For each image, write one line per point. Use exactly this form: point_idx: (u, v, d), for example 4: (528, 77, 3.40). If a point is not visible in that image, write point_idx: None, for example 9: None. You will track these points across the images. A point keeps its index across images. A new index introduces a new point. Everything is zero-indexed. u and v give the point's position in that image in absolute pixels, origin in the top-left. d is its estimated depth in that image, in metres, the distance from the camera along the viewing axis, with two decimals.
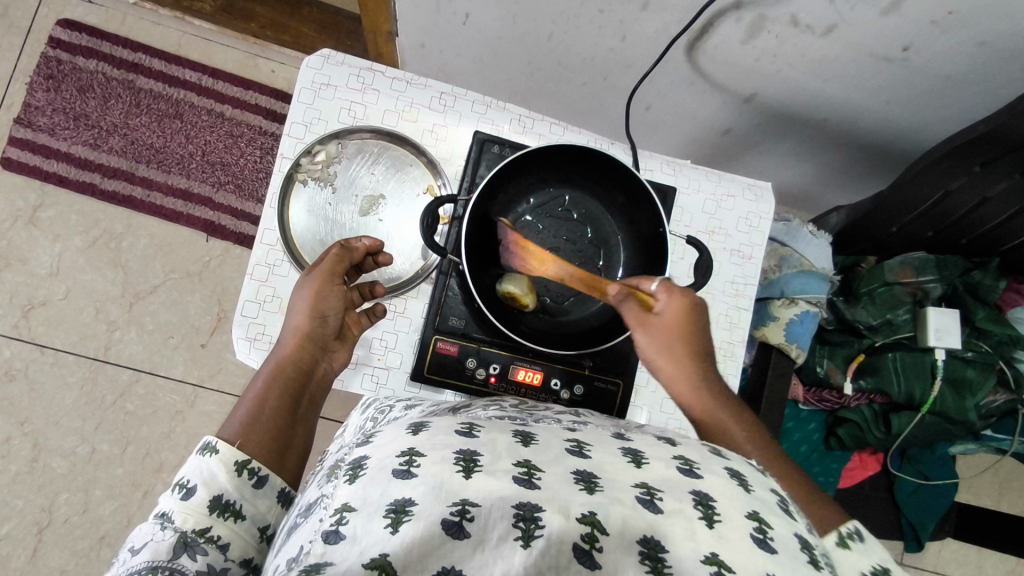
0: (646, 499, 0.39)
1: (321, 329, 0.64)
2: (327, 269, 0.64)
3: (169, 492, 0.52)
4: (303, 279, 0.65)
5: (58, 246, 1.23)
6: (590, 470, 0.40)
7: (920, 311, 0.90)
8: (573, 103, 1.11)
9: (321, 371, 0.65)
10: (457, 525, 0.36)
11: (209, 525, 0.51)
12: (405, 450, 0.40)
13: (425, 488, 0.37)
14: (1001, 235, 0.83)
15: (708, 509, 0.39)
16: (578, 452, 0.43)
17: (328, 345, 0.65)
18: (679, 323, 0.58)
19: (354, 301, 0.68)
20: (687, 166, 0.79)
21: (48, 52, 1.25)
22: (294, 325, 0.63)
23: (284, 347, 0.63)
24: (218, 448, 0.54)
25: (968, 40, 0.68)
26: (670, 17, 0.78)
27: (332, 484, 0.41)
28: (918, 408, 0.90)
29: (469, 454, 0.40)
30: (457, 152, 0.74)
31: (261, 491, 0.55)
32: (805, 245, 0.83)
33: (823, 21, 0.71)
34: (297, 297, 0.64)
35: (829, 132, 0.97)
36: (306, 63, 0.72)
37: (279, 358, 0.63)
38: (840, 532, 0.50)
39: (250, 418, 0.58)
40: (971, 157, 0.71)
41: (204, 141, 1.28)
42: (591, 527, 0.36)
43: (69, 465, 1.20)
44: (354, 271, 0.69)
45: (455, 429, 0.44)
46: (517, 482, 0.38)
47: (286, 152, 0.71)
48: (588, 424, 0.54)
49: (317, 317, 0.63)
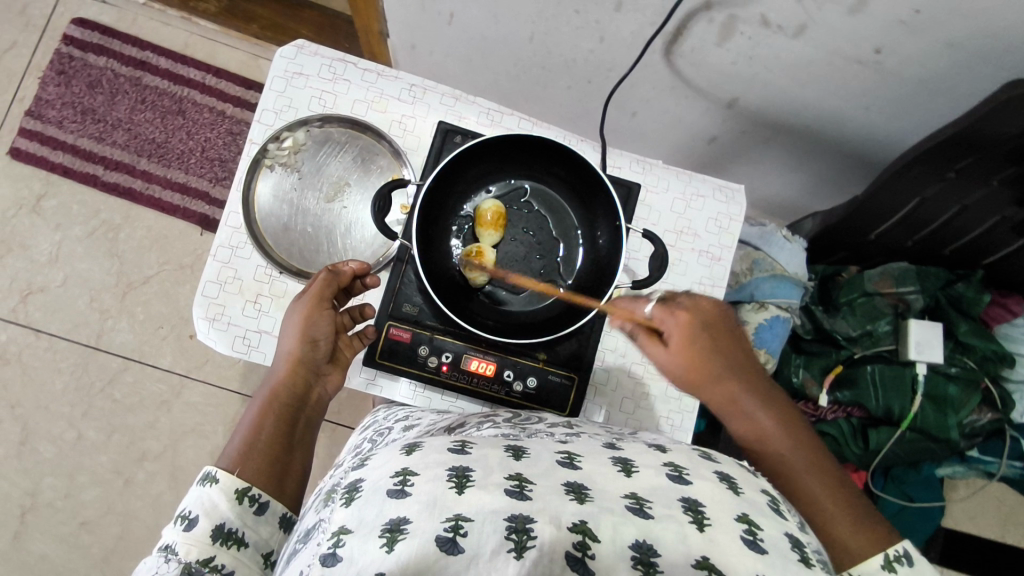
0: (636, 508, 0.40)
1: (312, 354, 0.63)
2: (316, 294, 0.63)
3: (172, 523, 0.53)
4: (294, 303, 0.64)
5: (59, 235, 1.27)
6: (580, 482, 0.41)
7: (901, 324, 0.88)
8: (561, 108, 1.11)
9: (314, 396, 0.65)
10: (451, 540, 0.36)
11: (213, 555, 0.52)
12: (399, 470, 0.41)
13: (419, 506, 0.37)
14: (985, 244, 0.81)
15: (698, 514, 0.40)
16: (568, 463, 0.44)
17: (320, 368, 0.65)
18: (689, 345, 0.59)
19: (345, 325, 0.66)
20: (657, 166, 0.79)
21: (62, 49, 1.30)
22: (285, 349, 0.63)
23: (278, 373, 0.63)
24: (218, 477, 0.55)
25: (939, 42, 0.67)
26: (643, 18, 0.78)
27: (330, 507, 0.43)
28: (897, 423, 0.87)
29: (462, 471, 0.41)
30: (423, 144, 0.75)
31: (262, 518, 0.56)
32: (778, 250, 0.83)
33: (793, 22, 0.70)
34: (288, 323, 0.64)
35: (813, 141, 0.95)
36: (279, 53, 0.74)
37: (274, 384, 0.63)
38: (886, 555, 0.51)
39: (246, 448, 0.59)
40: (943, 164, 0.69)
41: (204, 137, 1.31)
42: (582, 535, 0.37)
43: (55, 449, 1.22)
44: (345, 294, 0.68)
45: (449, 446, 0.45)
46: (508, 494, 0.38)
47: (256, 138, 0.72)
48: (581, 435, 0.54)
49: (309, 343, 0.63)
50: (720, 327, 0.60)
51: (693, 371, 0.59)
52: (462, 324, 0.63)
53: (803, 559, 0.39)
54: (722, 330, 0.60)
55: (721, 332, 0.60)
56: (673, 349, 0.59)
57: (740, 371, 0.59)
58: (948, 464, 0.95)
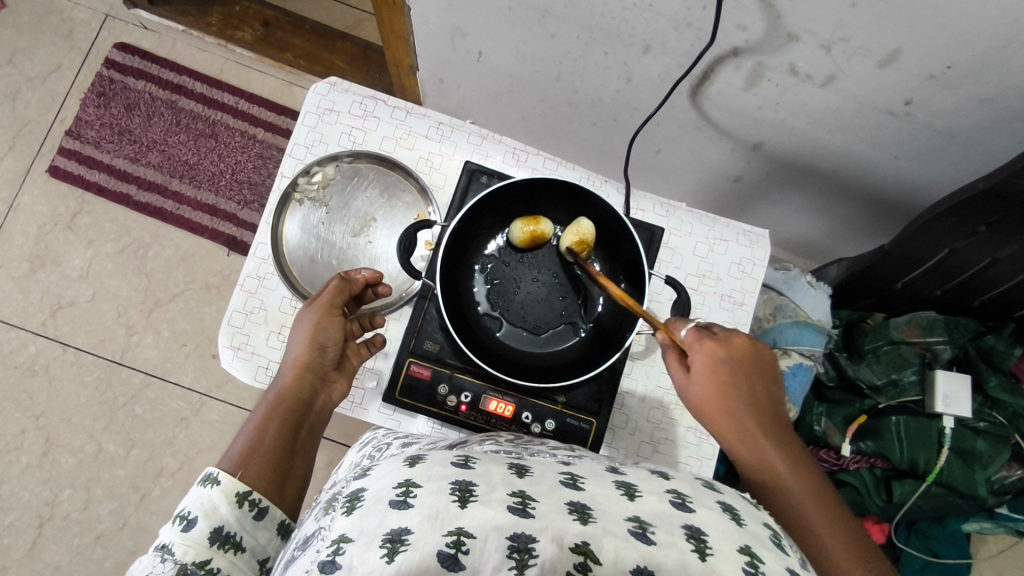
0: (639, 532, 0.39)
1: (321, 359, 0.64)
2: (327, 300, 0.65)
3: (170, 523, 0.51)
4: (304, 311, 0.66)
5: (91, 251, 1.30)
6: (583, 502, 0.41)
7: (928, 374, 0.86)
8: (586, 144, 1.12)
9: (319, 402, 0.64)
10: (453, 557, 0.37)
11: (209, 558, 0.50)
12: (402, 481, 0.42)
13: (421, 517, 0.38)
14: (1016, 299, 0.79)
15: (701, 543, 0.39)
16: (571, 484, 0.44)
17: (326, 375, 0.65)
18: (710, 370, 0.60)
19: (353, 332, 0.68)
20: (681, 209, 0.79)
21: (103, 72, 1.35)
22: (292, 355, 0.63)
23: (284, 378, 0.62)
24: (219, 479, 0.53)
25: (971, 96, 0.66)
26: (672, 62, 0.79)
27: (330, 516, 0.43)
28: (922, 477, 0.85)
29: (465, 484, 0.41)
30: (449, 181, 0.76)
31: (261, 523, 0.54)
32: (801, 295, 0.82)
33: (822, 71, 0.70)
34: (297, 330, 0.65)
35: (839, 185, 0.95)
36: (312, 89, 0.75)
37: (280, 390, 0.62)
38: None
39: (248, 450, 0.57)
40: (974, 217, 0.68)
41: (234, 160, 1.34)
42: (584, 557, 0.37)
43: (75, 462, 1.24)
44: (354, 304, 0.70)
45: (451, 460, 0.45)
46: (511, 512, 0.39)
47: (286, 171, 0.74)
48: (584, 458, 0.55)
49: (317, 348, 0.63)
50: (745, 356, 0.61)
51: (712, 392, 0.60)
52: (486, 367, 0.63)
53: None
54: (747, 360, 0.61)
55: (741, 361, 0.61)
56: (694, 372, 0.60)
57: (756, 400, 0.60)
58: (975, 519, 0.92)
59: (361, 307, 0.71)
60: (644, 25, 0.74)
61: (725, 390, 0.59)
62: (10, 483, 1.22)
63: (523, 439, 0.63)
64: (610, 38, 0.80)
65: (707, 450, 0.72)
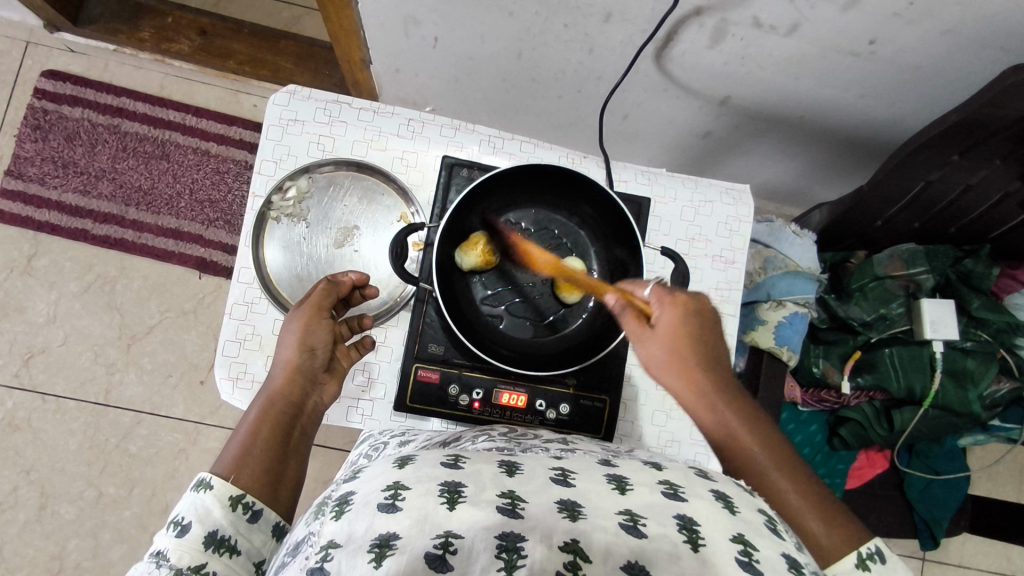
0: (630, 525, 0.40)
1: (310, 362, 0.63)
2: (316, 303, 0.64)
3: (163, 531, 0.51)
4: (292, 313, 0.65)
5: (55, 293, 1.25)
6: (573, 499, 0.42)
7: (914, 303, 0.89)
8: (552, 119, 1.10)
9: (312, 404, 0.62)
10: (440, 558, 0.37)
11: (204, 562, 0.50)
12: (391, 485, 0.41)
13: (410, 521, 0.38)
14: (990, 221, 0.82)
15: (693, 534, 0.40)
16: (562, 480, 0.44)
17: (317, 377, 0.63)
18: (674, 334, 0.57)
19: (343, 335, 0.67)
20: (661, 175, 0.78)
21: (34, 103, 1.27)
22: (282, 359, 0.62)
23: (275, 381, 0.61)
24: (212, 484, 0.53)
25: (932, 29, 0.67)
26: (634, 28, 0.78)
27: (318, 521, 0.43)
28: (920, 402, 0.88)
29: (454, 486, 0.41)
30: (428, 178, 0.74)
31: (255, 526, 0.53)
32: (788, 246, 0.84)
33: (786, 21, 0.70)
34: (287, 332, 0.64)
35: (808, 130, 0.95)
36: (272, 100, 0.72)
37: (271, 393, 0.61)
38: (859, 554, 0.51)
39: (241, 453, 0.56)
40: (947, 147, 0.69)
41: (191, 179, 1.29)
42: (574, 555, 0.38)
43: (76, 510, 1.20)
44: (342, 306, 0.68)
45: (441, 461, 0.45)
46: (500, 513, 0.39)
47: (258, 190, 0.71)
48: (576, 450, 0.56)
49: (307, 350, 0.62)
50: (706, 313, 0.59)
51: (672, 356, 0.57)
52: (493, 361, 0.63)
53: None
54: (706, 319, 0.59)
55: (702, 331, 0.58)
56: (659, 337, 0.58)
57: (715, 365, 0.58)
58: (970, 434, 0.96)
59: (349, 309, 0.70)
60: None
61: (684, 356, 0.57)
62: (12, 542, 1.18)
63: (518, 434, 0.63)
64: (569, 11, 0.78)
65: None
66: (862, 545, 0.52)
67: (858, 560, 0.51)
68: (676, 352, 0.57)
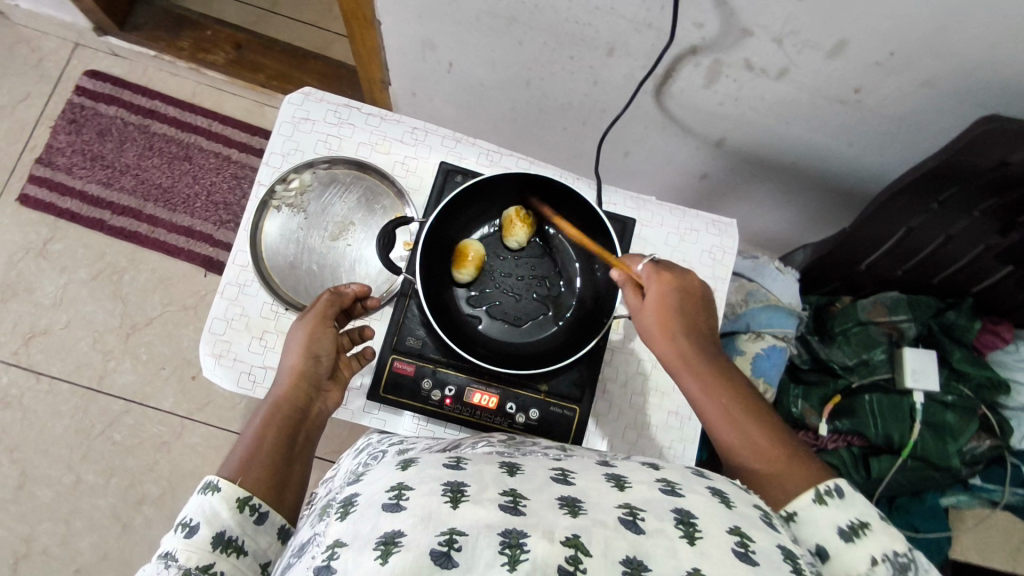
0: (629, 520, 0.39)
1: (315, 369, 0.62)
2: (320, 313, 0.63)
3: (172, 531, 0.51)
4: (297, 322, 0.64)
5: (65, 277, 1.29)
6: (574, 496, 0.41)
7: (896, 352, 0.90)
8: (557, 150, 1.15)
9: (315, 411, 0.62)
10: (445, 554, 0.35)
11: (212, 561, 0.50)
12: (394, 485, 0.41)
13: (414, 520, 0.37)
14: (972, 273, 0.83)
15: (690, 527, 0.39)
16: (561, 479, 0.44)
17: (322, 385, 0.63)
18: (665, 302, 0.61)
19: (344, 345, 0.67)
20: (651, 202, 0.81)
21: (74, 99, 1.35)
22: (287, 365, 0.62)
23: (279, 388, 0.61)
24: (219, 485, 0.53)
25: (914, 81, 0.71)
26: (635, 63, 0.83)
27: (324, 522, 0.42)
28: (898, 452, 0.87)
29: (457, 485, 0.41)
30: (425, 183, 0.78)
31: (261, 528, 0.53)
32: (771, 281, 0.87)
33: (776, 65, 0.74)
34: (291, 340, 0.64)
35: (800, 177, 0.99)
36: (287, 99, 0.77)
37: (275, 399, 0.60)
38: (817, 489, 0.51)
39: (247, 458, 0.56)
40: (926, 194, 0.72)
41: (209, 182, 1.34)
42: (575, 549, 0.36)
43: (53, 494, 1.20)
44: (344, 316, 0.68)
45: (443, 463, 0.45)
46: (503, 510, 0.38)
47: (264, 180, 0.75)
48: (574, 454, 0.55)
49: (312, 357, 0.62)
50: (693, 289, 0.62)
51: (658, 322, 0.60)
52: (468, 358, 0.64)
53: (795, 570, 0.40)
54: (693, 293, 0.62)
55: (690, 297, 0.61)
56: (648, 305, 0.61)
57: (699, 331, 0.61)
58: (951, 493, 0.95)
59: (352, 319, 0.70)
60: (607, 28, 0.78)
61: (668, 322, 0.60)
62: None
63: (516, 442, 0.62)
64: (574, 43, 0.83)
65: (690, 433, 0.73)
66: (820, 483, 0.52)
67: (815, 495, 0.51)
68: (663, 318, 0.60)
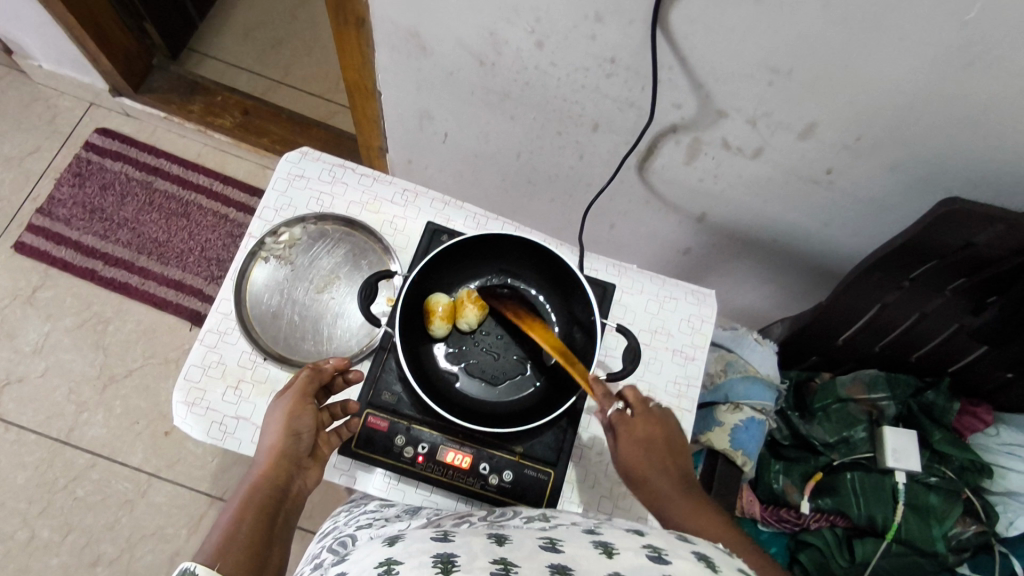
0: None
1: (295, 448, 0.60)
2: (300, 388, 0.62)
3: None
4: (276, 402, 0.63)
5: (49, 325, 1.28)
6: (564, 564, 0.40)
7: (877, 430, 0.90)
8: (546, 221, 1.19)
9: (294, 491, 0.59)
10: None
11: None
12: (382, 561, 0.42)
13: None
14: (948, 352, 0.85)
15: None
16: (550, 547, 0.43)
17: (302, 463, 0.61)
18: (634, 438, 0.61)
19: (325, 422, 0.65)
20: (633, 270, 0.84)
21: (82, 154, 1.40)
22: (266, 445, 0.60)
23: (258, 469, 0.58)
24: (196, 573, 0.46)
25: (880, 165, 0.75)
26: (618, 139, 0.87)
27: None
28: (882, 534, 0.85)
29: (446, 556, 0.41)
30: (411, 242, 0.80)
31: None
32: (749, 352, 0.89)
33: (751, 145, 0.79)
34: (270, 420, 0.62)
35: (779, 254, 1.02)
36: (285, 158, 0.81)
37: (253, 480, 0.57)
38: None
39: (224, 539, 0.51)
40: (898, 270, 0.74)
41: (204, 238, 1.37)
42: None
43: (3, 551, 1.15)
44: (324, 394, 0.67)
45: (431, 536, 0.46)
46: None
47: (255, 232, 0.78)
48: (561, 524, 0.53)
49: (292, 435, 0.60)
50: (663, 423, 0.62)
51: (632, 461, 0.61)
52: (442, 413, 0.64)
53: None
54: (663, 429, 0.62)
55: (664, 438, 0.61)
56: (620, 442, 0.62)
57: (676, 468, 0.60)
58: None
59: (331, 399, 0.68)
60: (592, 106, 0.83)
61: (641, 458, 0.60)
62: None
63: (497, 516, 0.60)
64: (562, 118, 0.88)
65: None
66: None
67: None
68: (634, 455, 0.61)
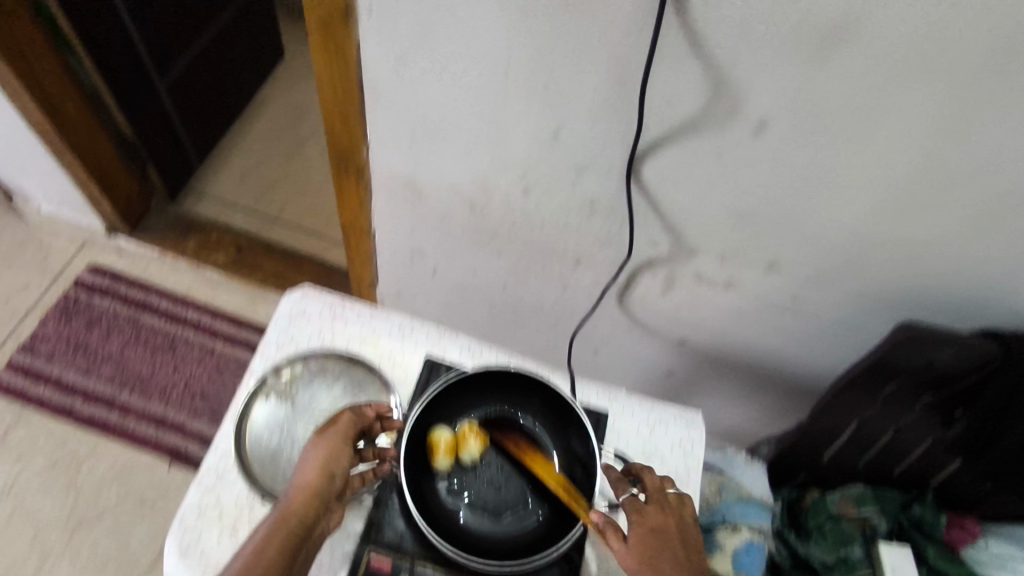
0: None
1: (327, 488, 0.63)
2: (341, 433, 0.65)
3: None
4: (315, 437, 0.66)
5: (17, 467, 1.23)
6: None
7: (871, 547, 0.89)
8: (531, 348, 1.23)
9: (317, 528, 0.62)
10: None
11: None
12: None
13: None
14: (927, 466, 0.88)
15: None
16: None
17: (330, 502, 0.63)
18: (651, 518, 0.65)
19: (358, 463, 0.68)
20: (622, 394, 0.87)
21: (71, 291, 1.42)
22: (301, 479, 0.63)
23: (290, 500, 0.61)
24: None
25: (838, 293, 0.83)
26: (600, 273, 0.94)
27: None
28: None
29: None
30: (409, 375, 0.82)
31: None
32: (741, 474, 0.92)
33: (722, 277, 0.86)
34: (308, 453, 0.64)
35: (756, 375, 1.07)
36: (287, 299, 0.85)
37: (283, 509, 0.60)
38: None
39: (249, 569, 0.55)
40: (873, 387, 0.80)
41: (189, 371, 1.36)
42: None
43: None
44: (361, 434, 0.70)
45: None
46: None
47: (257, 372, 0.80)
48: None
49: (327, 476, 0.63)
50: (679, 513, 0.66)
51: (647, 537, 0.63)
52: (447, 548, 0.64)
53: None
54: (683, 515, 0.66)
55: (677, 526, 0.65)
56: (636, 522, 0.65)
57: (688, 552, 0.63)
58: None
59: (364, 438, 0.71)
60: (576, 244, 0.90)
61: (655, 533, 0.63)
62: None
63: None
64: (547, 255, 0.95)
65: None
66: None
67: None
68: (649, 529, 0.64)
